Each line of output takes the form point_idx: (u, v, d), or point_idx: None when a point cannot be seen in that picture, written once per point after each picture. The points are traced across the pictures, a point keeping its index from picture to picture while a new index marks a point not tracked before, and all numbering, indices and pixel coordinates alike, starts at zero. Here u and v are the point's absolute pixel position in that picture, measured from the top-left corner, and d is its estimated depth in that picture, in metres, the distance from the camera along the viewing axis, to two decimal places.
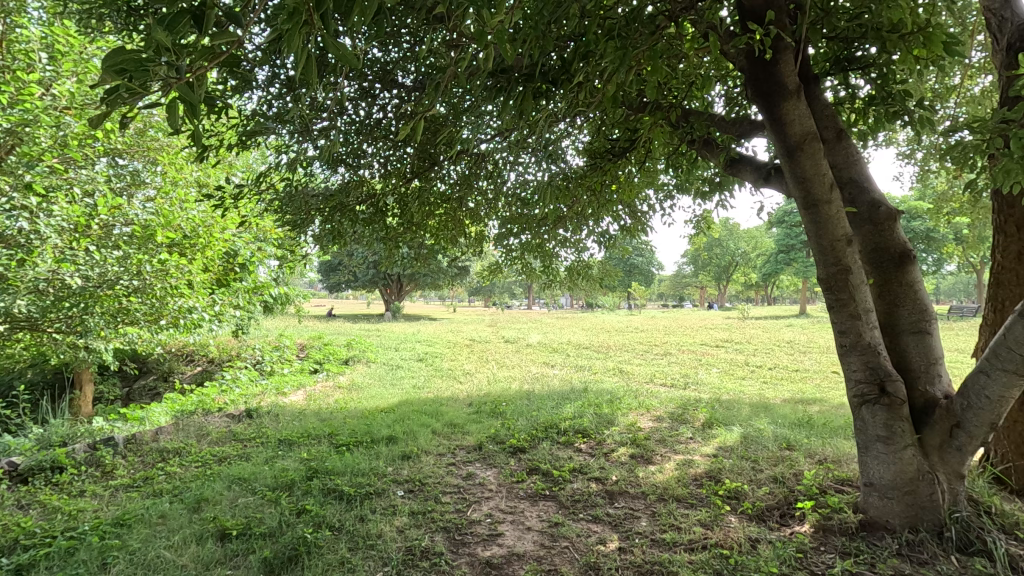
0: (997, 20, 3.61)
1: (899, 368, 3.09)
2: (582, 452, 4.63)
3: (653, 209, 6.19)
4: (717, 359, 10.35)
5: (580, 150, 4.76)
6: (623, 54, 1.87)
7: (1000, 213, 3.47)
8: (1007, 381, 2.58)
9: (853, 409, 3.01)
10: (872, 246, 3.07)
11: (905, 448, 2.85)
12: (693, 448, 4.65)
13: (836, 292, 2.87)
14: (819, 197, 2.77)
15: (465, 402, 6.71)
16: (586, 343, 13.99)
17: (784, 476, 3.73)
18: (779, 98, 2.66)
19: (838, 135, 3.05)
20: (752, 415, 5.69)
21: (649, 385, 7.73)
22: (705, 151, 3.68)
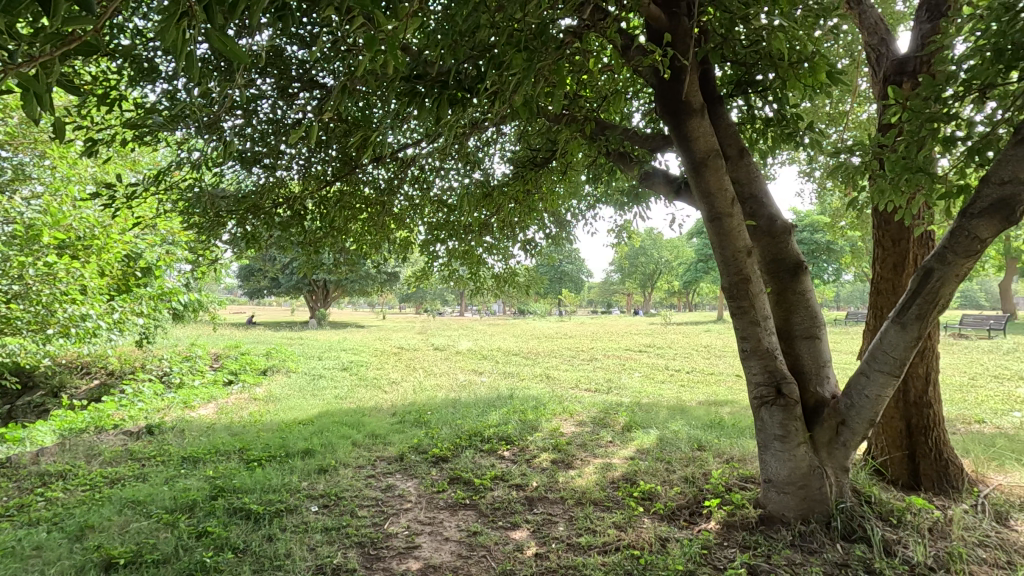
0: (875, 55, 3.99)
1: (794, 371, 3.31)
2: (504, 459, 4.64)
3: (578, 219, 6.36)
4: (639, 364, 10.78)
5: (506, 159, 4.81)
6: (530, 65, 1.90)
7: (879, 228, 3.82)
8: (883, 381, 2.84)
9: (754, 410, 3.19)
10: (770, 257, 3.28)
11: (799, 446, 3.06)
12: (612, 451, 4.78)
13: (738, 300, 3.05)
14: (722, 210, 2.94)
15: (389, 412, 6.57)
16: (516, 349, 14.13)
17: (694, 476, 3.90)
18: (685, 115, 2.83)
19: (740, 153, 3.24)
20: (669, 417, 5.94)
21: (573, 391, 7.89)
22: (622, 163, 3.80)
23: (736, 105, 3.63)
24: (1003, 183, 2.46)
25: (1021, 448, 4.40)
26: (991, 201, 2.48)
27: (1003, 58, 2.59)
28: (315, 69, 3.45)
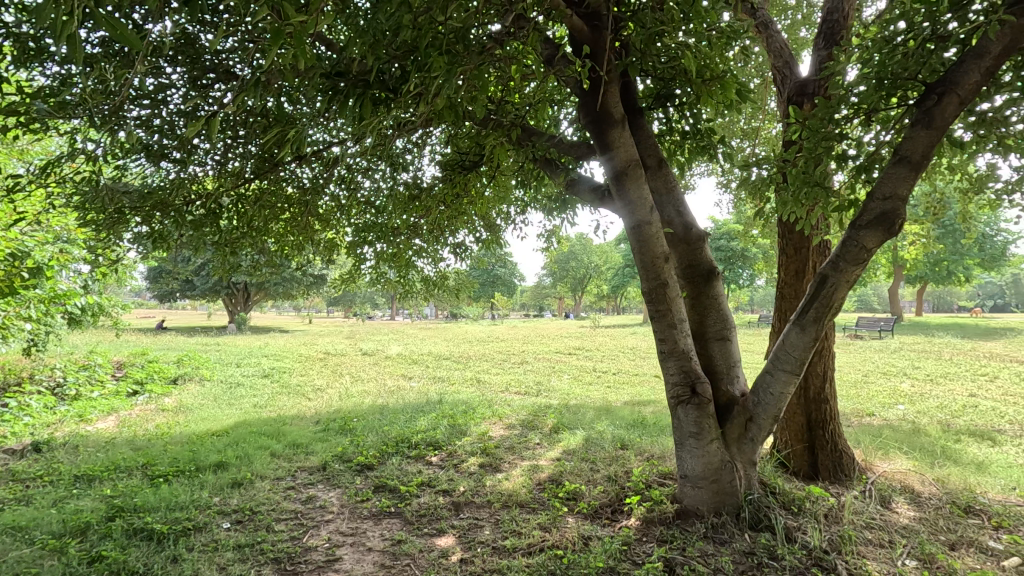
0: (780, 76, 4.30)
1: (709, 371, 3.50)
2: (432, 465, 4.58)
3: (508, 223, 6.41)
4: (568, 366, 11.00)
5: (436, 162, 4.77)
6: (451, 69, 1.91)
7: (784, 237, 4.10)
8: (785, 379, 3.06)
9: (671, 410, 3.34)
10: (686, 263, 3.45)
11: (711, 442, 3.23)
12: (540, 453, 4.84)
13: (657, 304, 3.19)
14: (642, 217, 3.06)
15: (312, 420, 6.31)
16: (447, 353, 14.02)
17: (617, 475, 4.02)
18: (607, 125, 2.94)
19: (659, 163, 3.39)
20: (595, 418, 6.10)
21: (503, 394, 7.92)
22: (548, 170, 3.88)
23: (656, 118, 3.81)
24: (885, 198, 2.72)
25: (902, 437, 4.88)
26: (875, 213, 2.74)
27: (883, 86, 2.92)
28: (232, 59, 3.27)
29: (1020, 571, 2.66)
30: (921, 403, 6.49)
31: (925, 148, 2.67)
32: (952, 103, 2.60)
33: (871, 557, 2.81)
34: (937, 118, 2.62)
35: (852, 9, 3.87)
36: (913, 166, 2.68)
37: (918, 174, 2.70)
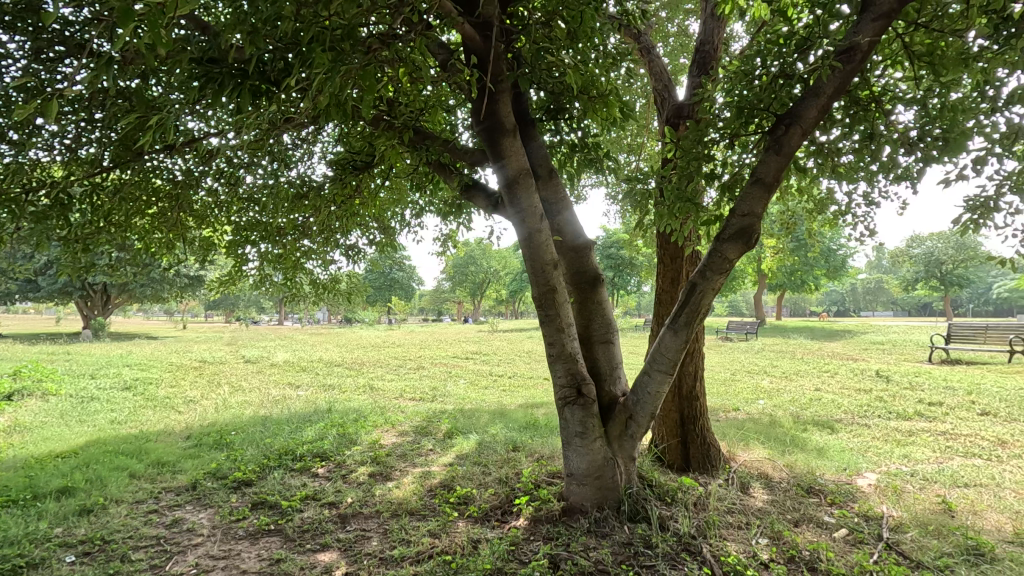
0: (660, 98, 4.65)
1: (593, 373, 3.67)
2: (317, 477, 4.37)
3: (404, 227, 6.31)
4: (465, 371, 11.03)
5: (327, 160, 4.58)
6: (335, 67, 1.85)
7: (662, 249, 4.41)
8: (660, 379, 3.29)
9: (559, 410, 3.46)
10: (574, 269, 3.61)
11: (595, 440, 3.39)
12: (432, 459, 4.80)
13: (546, 309, 3.30)
14: (532, 225, 3.15)
15: (182, 436, 5.75)
16: (339, 360, 13.45)
17: (507, 477, 4.10)
18: (499, 134, 3.01)
19: (549, 173, 3.51)
20: (489, 422, 6.17)
21: (397, 401, 7.74)
22: (442, 174, 3.87)
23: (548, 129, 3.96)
24: (744, 215, 3.03)
25: (761, 429, 5.46)
26: (736, 228, 3.04)
27: (742, 114, 3.30)
28: (87, 33, 2.91)
29: (847, 540, 3.07)
30: (777, 397, 7.30)
31: (776, 171, 3.01)
32: (796, 132, 2.95)
33: (732, 539, 3.11)
34: (785, 144, 2.97)
35: (720, 42, 4.28)
36: (767, 187, 3.01)
37: (771, 194, 3.04)
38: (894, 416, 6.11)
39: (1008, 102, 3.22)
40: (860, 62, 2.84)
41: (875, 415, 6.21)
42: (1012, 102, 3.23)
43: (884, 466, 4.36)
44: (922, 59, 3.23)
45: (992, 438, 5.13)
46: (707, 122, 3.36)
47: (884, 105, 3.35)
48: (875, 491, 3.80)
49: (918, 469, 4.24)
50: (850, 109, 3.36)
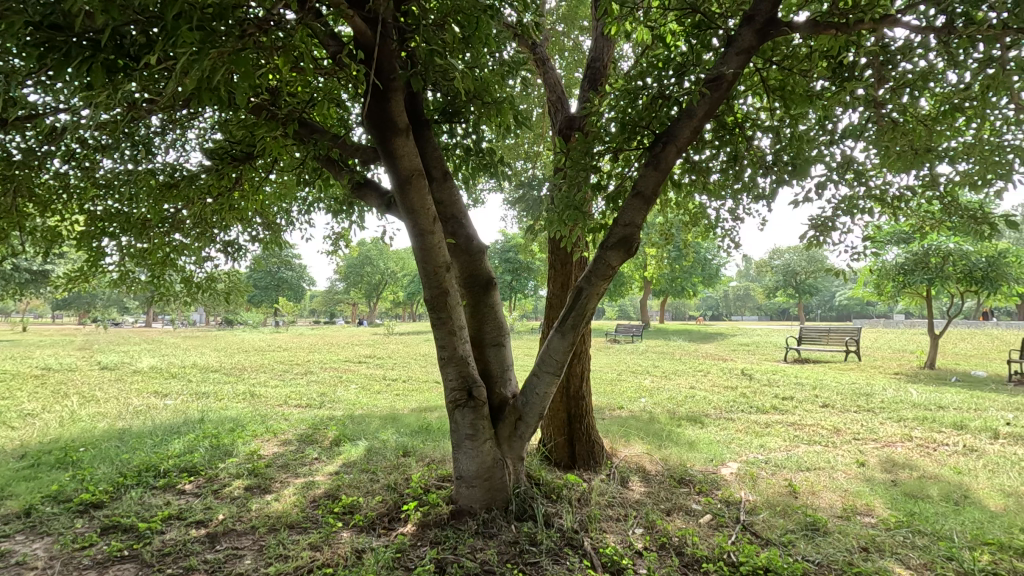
0: (554, 109, 4.82)
1: (484, 375, 3.71)
2: (184, 494, 3.98)
3: (291, 224, 5.96)
4: (357, 375, 10.64)
5: (203, 148, 4.21)
6: (203, 48, 1.72)
7: (553, 255, 4.55)
8: (548, 380, 3.40)
9: (449, 413, 3.45)
10: (467, 272, 3.62)
11: (485, 442, 3.43)
12: (317, 468, 4.57)
13: (437, 312, 3.27)
14: (424, 227, 3.12)
15: (14, 455, 4.96)
16: (216, 365, 12.39)
17: (396, 483, 4.01)
18: (391, 133, 2.94)
19: (444, 175, 3.50)
20: (379, 427, 6.00)
21: (281, 408, 7.28)
22: (332, 170, 3.71)
23: (442, 131, 3.95)
24: (626, 225, 3.22)
25: (641, 426, 5.83)
26: (618, 236, 3.23)
27: (626, 130, 3.53)
28: None
29: (711, 525, 3.37)
30: (657, 395, 7.84)
31: (654, 184, 3.24)
32: (672, 151, 3.19)
33: (611, 531, 3.28)
34: (662, 161, 3.20)
35: (609, 60, 4.52)
36: (646, 200, 3.23)
37: (650, 206, 3.26)
38: (754, 410, 6.81)
39: (842, 136, 3.74)
40: (726, 90, 3.13)
41: (739, 409, 6.89)
42: (845, 137, 3.76)
43: (744, 455, 4.84)
44: (776, 93, 3.65)
45: (830, 426, 5.90)
46: (594, 135, 3.55)
47: (746, 131, 3.74)
48: (735, 479, 4.21)
49: (771, 457, 4.76)
50: (719, 132, 3.72)
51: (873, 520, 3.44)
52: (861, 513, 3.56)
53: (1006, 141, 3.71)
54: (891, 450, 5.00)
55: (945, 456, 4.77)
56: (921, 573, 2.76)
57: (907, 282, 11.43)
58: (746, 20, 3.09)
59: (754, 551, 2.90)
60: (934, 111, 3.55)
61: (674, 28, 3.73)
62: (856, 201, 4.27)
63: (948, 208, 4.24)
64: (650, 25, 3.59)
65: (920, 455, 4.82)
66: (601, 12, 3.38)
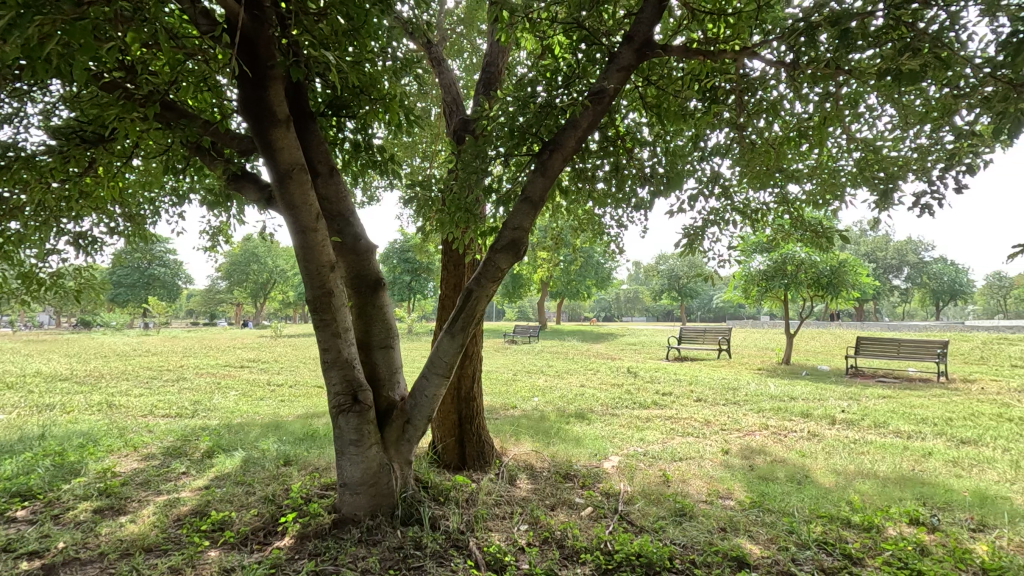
0: (448, 109, 4.79)
1: (371, 379, 3.60)
2: (14, 523, 3.45)
3: (158, 215, 5.41)
4: (237, 381, 9.89)
5: (47, 126, 3.70)
6: (22, 13, 1.55)
7: (447, 256, 4.53)
8: (438, 382, 3.39)
9: (332, 419, 3.31)
10: (353, 272, 3.49)
11: (370, 447, 3.34)
12: (183, 484, 4.17)
13: (320, 313, 3.13)
14: (306, 224, 2.97)
15: None
16: (64, 373, 10.90)
17: (274, 494, 3.77)
18: (269, 124, 2.77)
19: (330, 171, 3.36)
20: (260, 435, 5.62)
21: (143, 419, 6.57)
22: (202, 158, 3.41)
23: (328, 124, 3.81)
24: (515, 229, 3.29)
25: (532, 424, 5.98)
26: (508, 240, 3.28)
27: (515, 136, 3.60)
28: None
29: (591, 517, 3.54)
30: (549, 394, 8.09)
31: (542, 190, 3.34)
32: (558, 158, 3.31)
33: (496, 529, 3.34)
34: (549, 168, 3.31)
35: (503, 66, 4.59)
36: (533, 205, 3.32)
37: (537, 212, 3.35)
38: (637, 406, 7.26)
39: (711, 153, 4.10)
40: (607, 104, 3.31)
41: (623, 405, 7.31)
42: (713, 154, 4.13)
43: (625, 449, 5.14)
44: (654, 110, 3.91)
45: (701, 419, 6.44)
46: (485, 140, 3.59)
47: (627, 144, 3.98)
48: (616, 471, 4.46)
49: (648, 450, 5.11)
50: (603, 143, 3.93)
51: (732, 503, 3.80)
52: (723, 496, 3.92)
53: (840, 167, 4.27)
54: (751, 438, 5.56)
55: (793, 441, 5.39)
56: (768, 547, 3.09)
57: (768, 287, 12.79)
58: (627, 39, 3.29)
59: (628, 539, 3.09)
60: (783, 136, 4.00)
61: (561, 41, 3.88)
62: (723, 213, 4.71)
63: (795, 222, 4.82)
64: (539, 35, 3.70)
65: (773, 442, 5.40)
66: (492, 18, 3.43)
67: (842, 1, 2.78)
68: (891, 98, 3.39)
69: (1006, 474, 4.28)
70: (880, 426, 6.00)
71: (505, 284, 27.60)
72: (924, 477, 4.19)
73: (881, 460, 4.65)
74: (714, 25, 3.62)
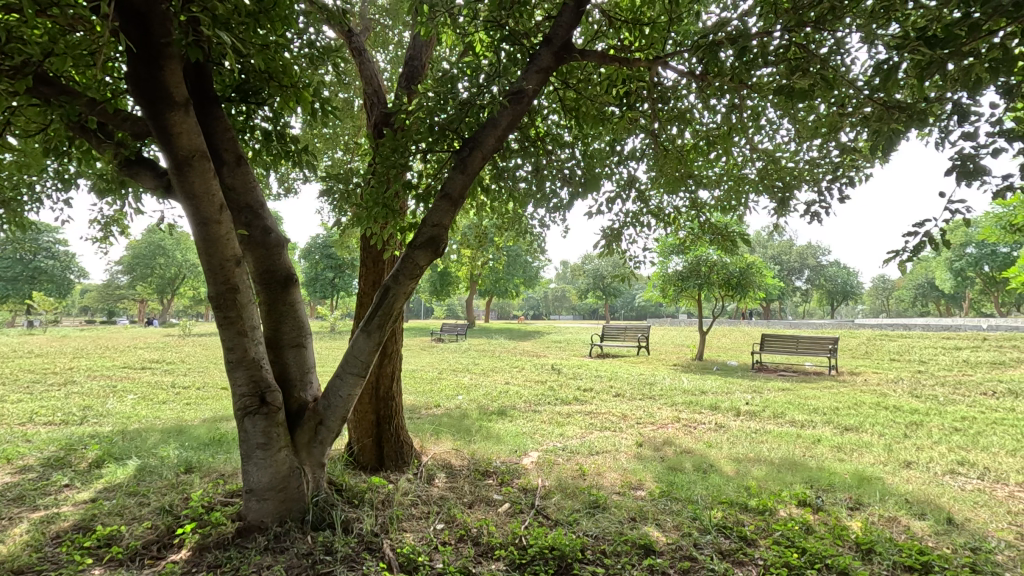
0: (369, 101, 4.66)
1: (281, 379, 3.44)
2: None
3: (39, 201, 4.88)
4: (136, 384, 9.14)
5: None
6: None
7: (366, 252, 4.41)
8: (353, 382, 3.29)
9: (237, 422, 3.12)
10: (262, 268, 3.31)
11: (279, 451, 3.18)
12: (65, 497, 3.79)
13: (225, 310, 2.95)
14: (209, 215, 2.78)
15: None
16: None
17: (171, 504, 3.51)
18: (164, 106, 2.58)
19: (237, 160, 3.17)
20: (159, 442, 5.23)
21: (20, 427, 5.91)
22: (89, 140, 3.11)
23: (235, 110, 3.59)
24: (434, 225, 3.26)
25: (454, 422, 5.95)
26: (426, 236, 3.25)
27: (435, 132, 3.55)
28: None
29: (508, 513, 3.57)
30: (473, 392, 8.08)
31: (461, 187, 3.32)
32: (478, 156, 3.31)
33: (411, 530, 3.29)
34: (469, 165, 3.30)
35: (427, 61, 4.54)
36: (453, 202, 3.29)
37: (456, 208, 3.33)
38: (558, 402, 7.41)
39: (627, 157, 4.26)
40: (527, 104, 3.35)
41: (545, 402, 7.44)
42: (629, 159, 4.29)
43: (544, 445, 5.23)
44: (573, 113, 4.00)
45: (618, 413, 6.68)
46: (404, 134, 3.52)
47: (547, 145, 4.04)
48: (535, 467, 4.53)
49: (567, 444, 5.23)
50: (523, 144, 3.98)
51: (642, 493, 3.97)
52: (635, 487, 4.08)
53: (745, 175, 4.56)
54: (664, 430, 5.84)
55: (701, 433, 5.71)
56: (673, 533, 3.25)
57: (684, 288, 13.50)
58: (545, 42, 3.34)
59: (542, 533, 3.14)
60: (694, 144, 4.22)
61: (483, 40, 3.89)
62: (640, 216, 4.91)
63: (704, 226, 5.11)
64: (461, 32, 3.69)
65: (683, 433, 5.70)
66: (412, 11, 3.37)
67: (743, 21, 2.98)
68: (786, 113, 3.66)
69: (880, 457, 4.76)
70: (778, 416, 6.48)
71: (433, 282, 27.34)
72: (813, 462, 4.57)
73: (778, 447, 5.03)
74: (630, 35, 3.76)
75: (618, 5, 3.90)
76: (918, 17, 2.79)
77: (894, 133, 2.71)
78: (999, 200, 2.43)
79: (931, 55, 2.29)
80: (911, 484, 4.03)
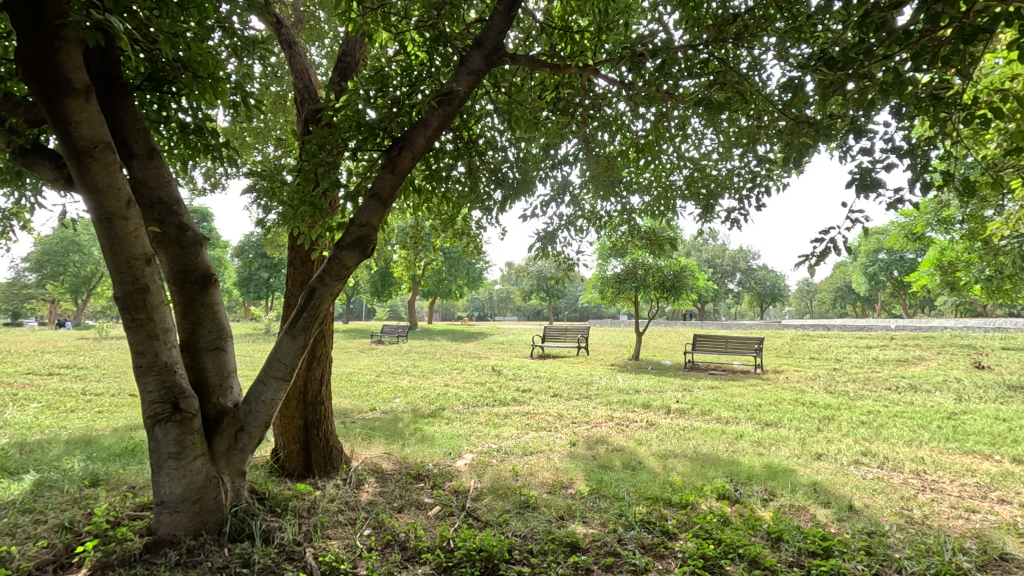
0: (300, 96, 4.52)
1: (198, 384, 3.26)
2: None
3: None
4: (42, 391, 8.44)
5: None
6: None
7: (294, 252, 4.26)
8: (277, 386, 3.18)
9: (146, 430, 2.94)
10: (176, 267, 3.13)
11: (194, 460, 3.02)
12: None
13: (133, 311, 2.76)
14: (113, 209, 2.60)
15: None
16: None
17: (72, 521, 3.25)
18: (62, 93, 2.40)
19: (148, 152, 3.00)
20: (63, 453, 4.85)
21: None
22: None
23: (147, 100, 3.39)
24: (361, 225, 3.19)
25: (389, 426, 5.86)
26: (354, 236, 3.17)
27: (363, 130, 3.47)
28: None
29: (438, 516, 3.54)
30: (410, 394, 7.99)
31: (390, 187, 3.26)
32: (408, 156, 3.27)
33: (336, 537, 3.20)
34: (398, 166, 3.25)
35: (361, 58, 4.45)
36: (382, 202, 3.23)
37: (385, 208, 3.28)
38: (496, 403, 7.43)
39: (561, 162, 4.34)
40: (457, 106, 3.35)
41: (483, 403, 7.44)
42: (562, 163, 4.37)
43: (479, 446, 5.23)
44: (506, 117, 4.03)
45: (554, 413, 6.77)
46: (332, 132, 3.43)
47: (480, 148, 4.05)
48: (467, 468, 4.53)
49: (502, 445, 5.26)
50: (456, 146, 3.97)
51: (572, 491, 4.05)
52: (565, 486, 4.15)
53: (672, 181, 4.74)
54: (597, 429, 5.98)
55: (633, 430, 5.89)
56: (599, 529, 3.34)
57: (621, 290, 13.87)
58: (476, 44, 3.34)
59: (471, 535, 3.14)
60: (625, 150, 4.34)
61: (415, 40, 3.85)
62: (574, 219, 5.01)
63: (635, 230, 5.27)
64: (393, 30, 3.64)
65: (616, 431, 5.86)
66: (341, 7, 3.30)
67: (666, 34, 3.09)
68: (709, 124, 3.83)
69: (795, 450, 5.06)
70: (705, 413, 6.78)
71: (374, 282, 26.80)
72: (733, 456, 4.80)
73: (703, 443, 5.26)
74: (563, 42, 3.82)
75: (551, 12, 3.96)
76: (823, 40, 2.99)
77: (802, 146, 2.88)
78: (892, 211, 2.65)
79: (831, 75, 2.46)
80: (820, 475, 4.32)
